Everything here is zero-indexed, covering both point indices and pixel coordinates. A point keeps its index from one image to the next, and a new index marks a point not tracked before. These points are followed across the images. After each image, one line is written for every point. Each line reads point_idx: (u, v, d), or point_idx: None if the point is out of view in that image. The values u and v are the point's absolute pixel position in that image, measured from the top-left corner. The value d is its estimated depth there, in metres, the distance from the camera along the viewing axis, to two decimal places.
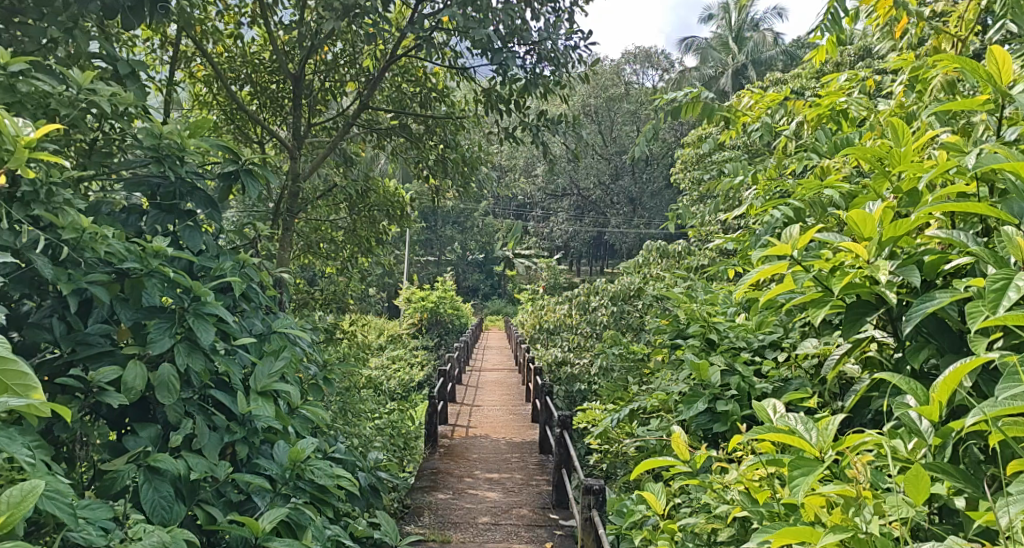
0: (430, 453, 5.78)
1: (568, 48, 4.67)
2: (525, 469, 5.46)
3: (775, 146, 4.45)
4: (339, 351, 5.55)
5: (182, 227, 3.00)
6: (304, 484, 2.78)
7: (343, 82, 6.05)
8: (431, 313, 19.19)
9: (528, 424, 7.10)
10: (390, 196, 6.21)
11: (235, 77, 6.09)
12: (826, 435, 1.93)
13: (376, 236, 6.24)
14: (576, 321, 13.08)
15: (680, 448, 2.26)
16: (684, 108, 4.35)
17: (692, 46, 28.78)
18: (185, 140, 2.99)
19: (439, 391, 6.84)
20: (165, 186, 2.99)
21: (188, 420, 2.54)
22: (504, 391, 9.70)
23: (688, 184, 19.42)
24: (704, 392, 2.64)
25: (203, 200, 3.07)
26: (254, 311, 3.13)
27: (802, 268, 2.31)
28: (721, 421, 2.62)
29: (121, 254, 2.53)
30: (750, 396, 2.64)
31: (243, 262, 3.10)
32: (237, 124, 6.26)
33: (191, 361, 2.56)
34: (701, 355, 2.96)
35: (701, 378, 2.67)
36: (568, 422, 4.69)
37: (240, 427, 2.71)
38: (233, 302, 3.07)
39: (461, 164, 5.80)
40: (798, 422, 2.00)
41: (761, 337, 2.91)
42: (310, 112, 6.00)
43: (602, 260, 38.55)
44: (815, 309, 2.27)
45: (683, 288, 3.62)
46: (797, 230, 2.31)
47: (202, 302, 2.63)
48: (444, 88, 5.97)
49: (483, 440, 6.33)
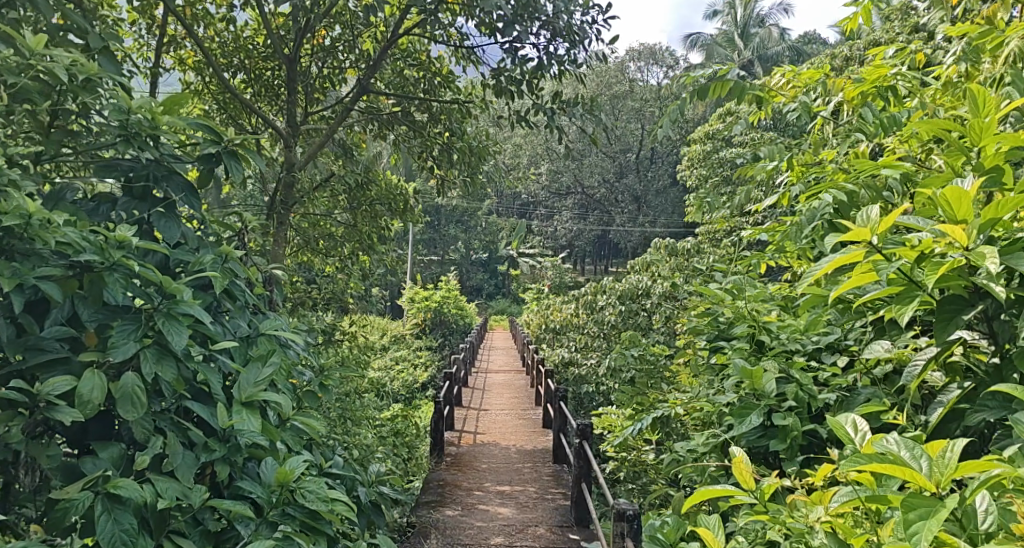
0: (437, 463, 5.42)
1: (584, 25, 4.31)
2: (539, 481, 5.10)
3: (812, 129, 4.09)
4: (338, 354, 5.20)
5: (156, 216, 2.64)
6: (294, 510, 2.43)
7: (342, 69, 5.70)
8: (435, 313, 18.85)
9: (540, 429, 6.73)
10: (393, 189, 5.86)
11: (228, 64, 5.74)
12: (944, 466, 1.64)
13: (378, 232, 5.90)
14: (583, 320, 12.74)
15: (743, 476, 1.94)
16: (714, 87, 3.99)
17: (698, 42, 28.42)
18: (158, 116, 2.62)
19: (445, 395, 6.48)
20: (138, 170, 2.67)
21: (156, 438, 2.19)
22: (512, 394, 9.34)
23: (695, 182, 19.11)
24: (758, 404, 2.28)
25: (181, 187, 2.74)
26: (240, 311, 2.79)
27: (883, 257, 1.96)
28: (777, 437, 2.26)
29: (78, 245, 2.18)
30: (811, 407, 2.28)
31: (226, 255, 2.75)
32: (230, 114, 5.91)
33: (160, 369, 2.20)
34: (750, 360, 2.62)
35: (753, 387, 2.32)
36: (587, 431, 4.31)
37: (220, 445, 2.37)
38: (216, 300, 2.72)
39: (468, 154, 5.45)
40: (900, 447, 1.71)
41: (816, 339, 2.57)
42: (308, 100, 5.64)
43: (607, 259, 38.18)
44: (900, 306, 1.92)
45: (718, 284, 3.27)
46: (876, 211, 1.95)
47: (175, 301, 2.28)
48: (449, 73, 5.61)
49: (493, 448, 5.97)
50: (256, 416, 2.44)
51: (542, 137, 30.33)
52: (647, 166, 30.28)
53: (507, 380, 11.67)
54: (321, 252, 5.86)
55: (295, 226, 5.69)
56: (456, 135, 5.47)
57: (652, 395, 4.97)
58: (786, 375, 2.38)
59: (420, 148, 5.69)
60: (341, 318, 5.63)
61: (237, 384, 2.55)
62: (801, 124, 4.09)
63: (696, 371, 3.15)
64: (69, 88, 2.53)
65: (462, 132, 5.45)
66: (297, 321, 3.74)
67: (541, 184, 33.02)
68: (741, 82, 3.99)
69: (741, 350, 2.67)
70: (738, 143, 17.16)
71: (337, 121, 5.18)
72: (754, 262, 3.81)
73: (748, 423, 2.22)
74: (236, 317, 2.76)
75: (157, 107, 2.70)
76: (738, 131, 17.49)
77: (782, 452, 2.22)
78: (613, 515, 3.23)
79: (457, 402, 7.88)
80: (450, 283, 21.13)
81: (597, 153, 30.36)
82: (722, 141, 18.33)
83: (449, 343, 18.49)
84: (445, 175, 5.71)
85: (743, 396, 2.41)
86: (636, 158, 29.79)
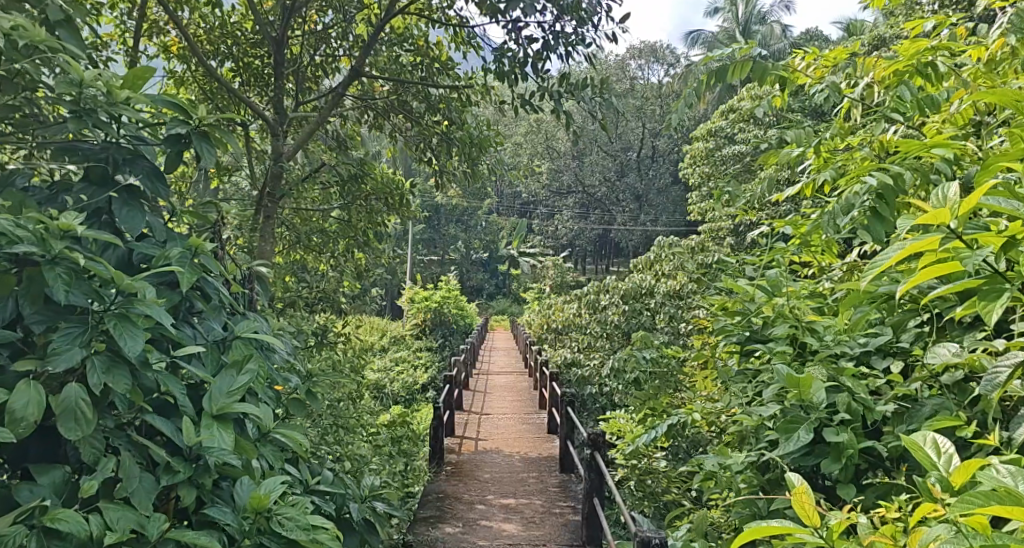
0: (436, 473, 5.13)
1: (592, 2, 4.02)
2: (545, 493, 4.79)
3: (838, 113, 3.79)
4: (331, 357, 4.91)
5: (117, 205, 2.36)
6: (270, 540, 2.14)
7: (334, 56, 5.40)
8: (435, 313, 18.54)
9: (545, 435, 6.42)
10: (389, 183, 5.55)
11: (215, 51, 5.46)
12: None
13: (374, 229, 5.59)
14: (585, 320, 12.45)
15: (805, 510, 1.68)
16: (734, 67, 3.69)
17: (699, 39, 28.09)
18: (115, 89, 2.35)
19: (445, 399, 6.19)
20: (97, 154, 2.40)
21: (107, 460, 1.91)
22: (514, 397, 9.03)
23: (699, 179, 18.78)
24: (807, 417, 2.04)
25: (147, 173, 2.44)
26: (217, 310, 2.50)
27: (966, 245, 1.74)
28: (831, 453, 2.04)
29: (13, 235, 1.90)
30: (866, 420, 2.06)
31: (196, 248, 2.43)
32: (218, 104, 5.63)
33: (111, 380, 1.92)
34: (790, 364, 2.35)
35: (799, 397, 2.07)
36: (599, 442, 4.01)
37: (185, 466, 2.08)
38: (186, 299, 2.43)
39: (468, 145, 5.14)
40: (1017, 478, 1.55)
41: (863, 342, 2.31)
42: (299, 89, 5.35)
43: (607, 259, 37.85)
44: (988, 302, 1.73)
45: (743, 279, 2.97)
46: (957, 191, 1.72)
47: (131, 300, 1.99)
48: (448, 60, 5.31)
49: (496, 455, 5.67)
50: (227, 431, 2.15)
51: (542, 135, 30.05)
52: (649, 164, 29.97)
53: (509, 382, 11.38)
54: (314, 250, 5.56)
55: (285, 222, 5.39)
56: (455, 125, 5.16)
57: (665, 401, 4.68)
58: (834, 383, 2.13)
59: (417, 139, 5.39)
60: (334, 319, 5.34)
61: (209, 394, 2.28)
62: (828, 108, 3.79)
63: (722, 376, 2.85)
64: (9, 56, 2.28)
65: (461, 122, 5.14)
66: (285, 323, 3.45)
67: (541, 183, 32.70)
68: (763, 62, 3.69)
69: (782, 354, 2.42)
70: (742, 139, 16.87)
71: (328, 108, 4.89)
72: (779, 256, 3.51)
73: (796, 438, 1.98)
74: (211, 317, 2.48)
75: (116, 82, 2.41)
76: (742, 128, 17.20)
77: (836, 472, 2.00)
78: (637, 544, 3.17)
79: (458, 406, 7.59)
80: (449, 282, 20.83)
81: (597, 151, 30.07)
82: (726, 138, 18.04)
83: (449, 343, 18.19)
84: (443, 168, 5.41)
85: (787, 408, 2.15)
86: (637, 156, 29.50)
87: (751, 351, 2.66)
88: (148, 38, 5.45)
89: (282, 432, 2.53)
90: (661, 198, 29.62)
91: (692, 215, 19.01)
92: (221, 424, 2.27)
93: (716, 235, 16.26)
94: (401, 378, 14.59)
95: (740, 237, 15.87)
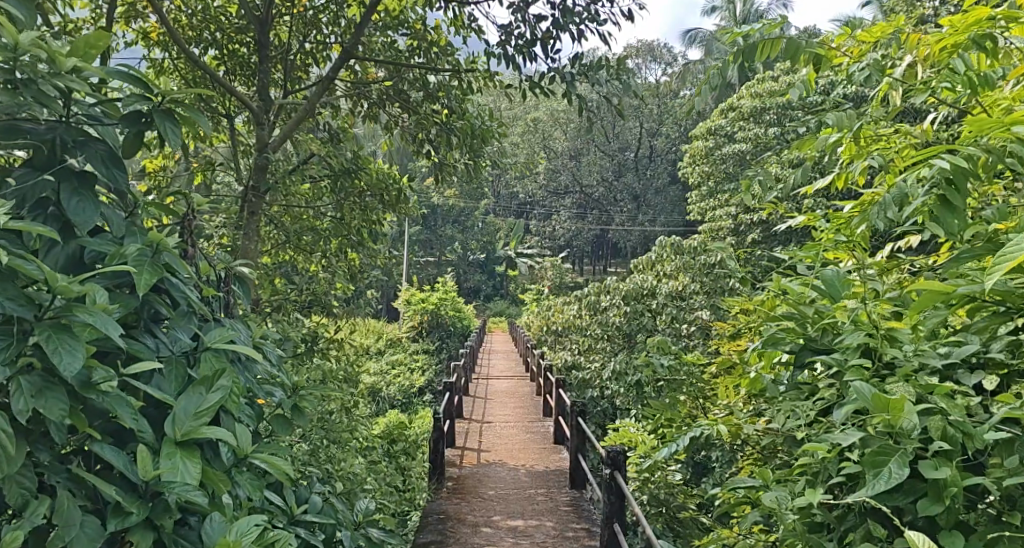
0: (437, 489, 4.77)
1: None
2: (556, 513, 4.44)
3: (878, 94, 3.44)
4: (322, 365, 4.56)
5: (66, 194, 2.01)
6: None
7: (325, 41, 5.06)
8: (431, 316, 18.15)
9: (551, 446, 6.07)
10: (385, 178, 5.20)
11: (198, 37, 5.13)
12: None
13: (369, 227, 5.23)
14: (584, 322, 12.09)
15: None
16: (762, 46, 3.33)
17: (698, 38, 27.72)
18: (59, 56, 2.01)
19: (445, 408, 5.84)
20: (43, 136, 2.05)
21: (38, 504, 1.59)
22: (516, 404, 8.66)
23: (699, 177, 18.42)
24: (898, 448, 1.88)
25: (101, 157, 2.09)
26: (185, 316, 2.16)
27: None
28: (929, 491, 1.89)
29: None
30: (964, 449, 1.90)
31: (157, 244, 2.09)
32: (201, 94, 5.30)
33: (42, 405, 1.60)
34: (859, 377, 2.06)
35: (888, 424, 1.91)
36: (620, 462, 3.69)
37: (138, 504, 1.74)
38: (146, 304, 2.09)
39: (469, 134, 4.78)
40: None
41: (945, 353, 2.06)
42: (287, 77, 5.02)
43: (605, 260, 37.47)
44: None
45: (786, 281, 2.63)
46: None
47: (68, 307, 1.66)
48: (447, 45, 4.95)
49: (500, 469, 5.32)
50: (191, 461, 1.81)
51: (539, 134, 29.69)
52: (648, 163, 29.58)
53: (510, 387, 11.02)
54: (306, 250, 5.22)
55: (273, 220, 5.05)
56: (455, 115, 4.84)
57: (683, 411, 4.34)
58: (924, 405, 1.98)
59: (415, 131, 5.05)
60: (325, 324, 5.00)
61: (173, 416, 1.96)
62: (866, 90, 3.45)
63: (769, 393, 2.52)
64: None
65: (461, 110, 4.81)
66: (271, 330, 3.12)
67: (539, 183, 32.34)
68: (796, 40, 3.34)
69: (854, 367, 2.13)
70: (743, 137, 16.54)
71: (317, 93, 4.56)
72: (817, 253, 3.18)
73: (886, 476, 1.83)
74: (180, 323, 2.14)
75: (62, 49, 2.07)
76: (742, 126, 16.87)
77: (935, 514, 1.85)
78: None
79: (458, 413, 7.24)
80: (446, 284, 20.45)
81: (594, 150, 29.74)
82: (726, 137, 17.70)
83: (446, 346, 17.80)
84: (443, 161, 5.07)
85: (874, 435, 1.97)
86: (635, 155, 29.16)
87: (802, 363, 2.33)
88: (126, 24, 5.11)
89: (265, 456, 2.21)
90: (660, 198, 29.26)
91: (692, 214, 18.66)
92: (185, 450, 1.94)
93: (717, 234, 15.91)
94: (397, 382, 14.20)
95: (742, 237, 15.52)
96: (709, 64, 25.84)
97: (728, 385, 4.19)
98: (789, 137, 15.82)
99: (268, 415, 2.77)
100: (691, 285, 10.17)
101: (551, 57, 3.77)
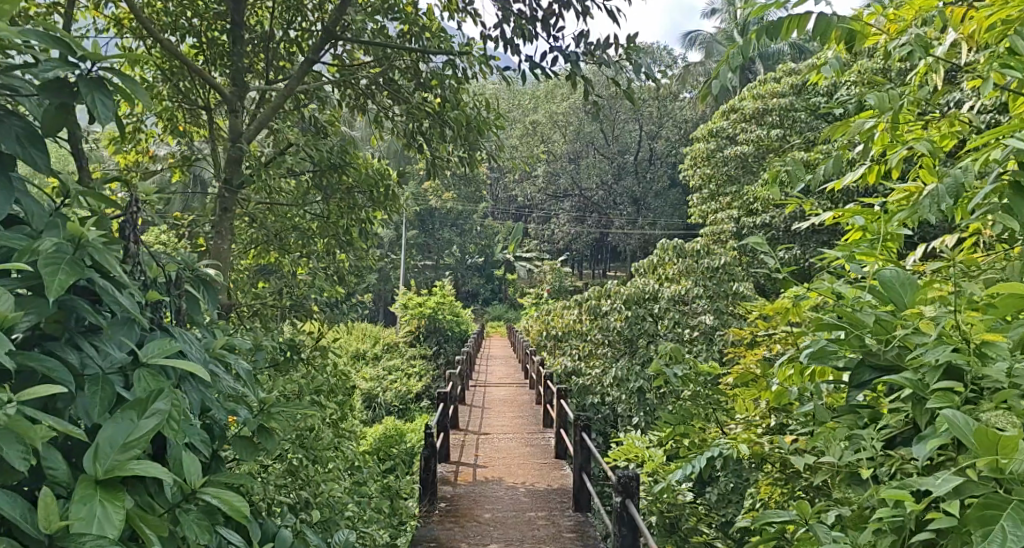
0: (429, 511, 4.45)
1: None
2: (558, 540, 4.12)
3: (917, 75, 3.10)
4: (305, 375, 4.24)
5: None
6: None
7: (309, 27, 4.73)
8: (429, 320, 17.75)
9: (552, 461, 5.74)
10: (374, 175, 4.88)
11: (175, 23, 4.81)
12: None
13: (358, 227, 4.90)
14: (584, 327, 11.74)
15: None
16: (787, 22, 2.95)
17: (698, 40, 27.39)
18: None
19: (439, 422, 5.50)
20: None
21: None
22: (515, 413, 8.31)
23: (699, 180, 18.07)
24: (1009, 502, 1.67)
25: (19, 134, 1.73)
26: (121, 323, 1.82)
27: None
28: None
29: None
30: None
31: (78, 238, 1.74)
32: (179, 86, 4.97)
33: None
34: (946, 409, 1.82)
35: (994, 470, 1.70)
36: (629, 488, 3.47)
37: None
38: (70, 310, 1.76)
39: (464, 125, 4.46)
40: None
41: None
42: (269, 66, 4.70)
43: (604, 265, 37.10)
44: None
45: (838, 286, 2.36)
46: None
47: None
48: (440, 30, 4.61)
49: (497, 487, 4.98)
50: (115, 506, 1.57)
51: (537, 137, 29.33)
52: (648, 166, 29.23)
53: (509, 395, 10.65)
54: (289, 250, 4.88)
55: (255, 220, 4.73)
56: (449, 105, 4.50)
57: (696, 424, 4.03)
58: None
59: (407, 122, 4.73)
60: (309, 331, 4.67)
61: (96, 449, 1.61)
62: (903, 72, 3.11)
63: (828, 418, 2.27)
64: None
65: (457, 98, 4.48)
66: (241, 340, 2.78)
67: (537, 186, 31.99)
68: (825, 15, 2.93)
69: (939, 392, 1.89)
70: (744, 139, 16.19)
71: (298, 75, 4.28)
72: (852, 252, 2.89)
73: (1001, 539, 1.62)
74: (118, 331, 1.80)
75: None
76: (743, 128, 16.54)
77: None
78: None
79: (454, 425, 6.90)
80: (443, 287, 20.05)
81: (594, 154, 29.35)
82: (728, 139, 17.35)
83: (443, 351, 17.37)
84: (437, 155, 4.75)
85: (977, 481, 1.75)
86: (634, 158, 28.82)
87: (863, 382, 2.08)
88: (98, 9, 4.79)
89: (219, 492, 1.89)
90: (660, 201, 28.91)
91: (694, 218, 18.30)
92: (109, 495, 1.59)
93: (720, 238, 15.55)
94: (392, 388, 13.81)
95: (744, 239, 15.20)
96: (709, 67, 25.56)
97: (745, 398, 3.86)
98: (792, 139, 15.50)
99: (230, 438, 2.44)
100: (694, 289, 9.84)
101: (554, 35, 3.41)
